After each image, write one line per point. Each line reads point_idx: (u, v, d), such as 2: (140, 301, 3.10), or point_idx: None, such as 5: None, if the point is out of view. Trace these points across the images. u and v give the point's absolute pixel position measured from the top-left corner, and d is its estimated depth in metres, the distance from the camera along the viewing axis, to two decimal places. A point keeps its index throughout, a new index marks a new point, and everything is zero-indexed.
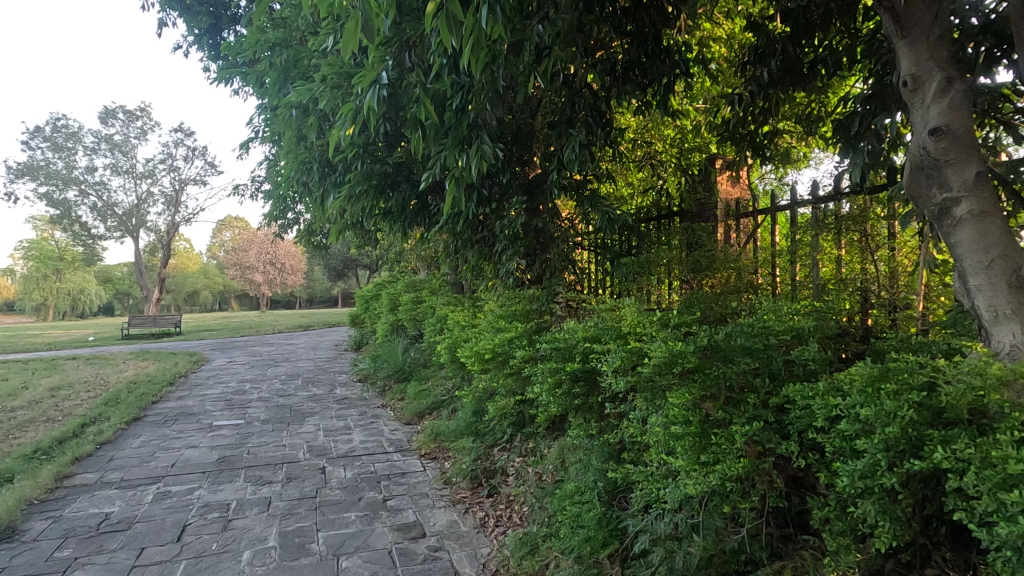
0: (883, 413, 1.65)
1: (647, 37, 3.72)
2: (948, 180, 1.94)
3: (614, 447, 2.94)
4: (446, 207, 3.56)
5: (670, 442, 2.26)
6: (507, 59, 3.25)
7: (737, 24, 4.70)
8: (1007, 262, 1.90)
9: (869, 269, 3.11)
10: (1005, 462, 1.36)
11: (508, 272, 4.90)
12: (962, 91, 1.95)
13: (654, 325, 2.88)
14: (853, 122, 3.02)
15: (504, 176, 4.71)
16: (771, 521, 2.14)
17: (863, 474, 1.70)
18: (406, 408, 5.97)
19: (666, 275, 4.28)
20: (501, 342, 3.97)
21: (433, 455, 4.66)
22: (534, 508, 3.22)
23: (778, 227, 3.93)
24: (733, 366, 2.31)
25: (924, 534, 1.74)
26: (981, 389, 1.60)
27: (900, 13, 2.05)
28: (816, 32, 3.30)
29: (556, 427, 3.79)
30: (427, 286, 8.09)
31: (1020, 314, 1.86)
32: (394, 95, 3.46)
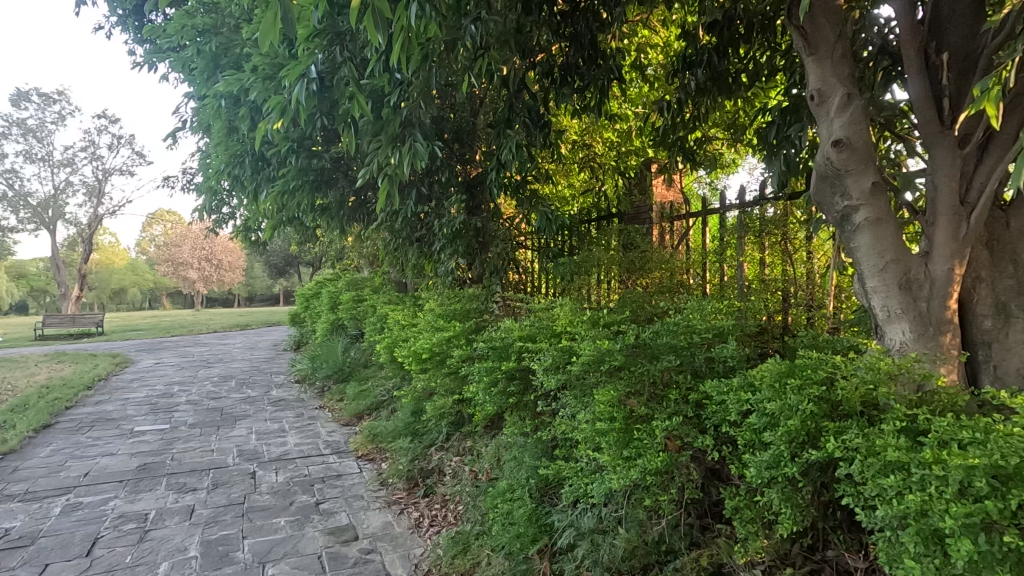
0: (787, 406, 1.77)
1: (583, 41, 3.77)
2: (848, 190, 2.08)
3: (547, 444, 2.99)
4: (380, 205, 3.50)
5: (596, 438, 2.33)
6: (442, 58, 3.23)
7: (673, 33, 4.84)
8: (899, 265, 2.05)
9: (788, 271, 3.29)
10: (886, 450, 1.48)
11: (448, 271, 4.88)
12: (861, 106, 2.09)
13: (586, 324, 2.96)
14: (771, 133, 3.20)
15: (444, 175, 4.69)
16: (690, 512, 2.25)
17: (769, 465, 1.80)
18: (345, 408, 5.85)
19: (604, 276, 4.41)
20: (438, 342, 3.95)
21: (370, 457, 4.59)
22: (468, 507, 3.23)
23: (708, 230, 4.10)
24: (658, 364, 2.40)
25: (823, 518, 1.88)
26: (873, 383, 1.74)
27: (808, 32, 2.17)
28: (741, 44, 3.43)
29: (493, 425, 3.81)
30: (369, 285, 7.94)
31: (909, 313, 2.03)
32: (326, 89, 3.38)
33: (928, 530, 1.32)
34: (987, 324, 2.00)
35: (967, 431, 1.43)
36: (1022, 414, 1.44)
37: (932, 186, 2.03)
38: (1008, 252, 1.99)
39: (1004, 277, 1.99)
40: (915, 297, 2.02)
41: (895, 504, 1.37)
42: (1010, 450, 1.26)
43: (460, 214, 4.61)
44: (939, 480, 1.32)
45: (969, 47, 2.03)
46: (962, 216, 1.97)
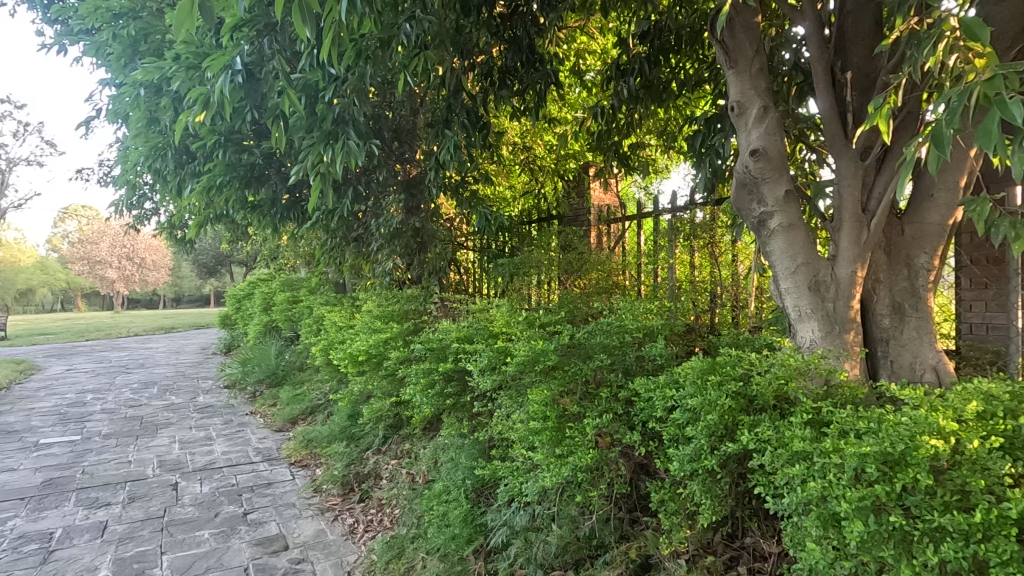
0: (707, 402, 1.85)
1: (522, 45, 3.80)
2: (764, 197, 2.21)
3: (484, 444, 3.00)
4: (313, 203, 3.40)
5: (530, 437, 2.38)
6: (377, 55, 3.17)
7: (610, 41, 4.96)
8: (809, 268, 2.20)
9: (715, 274, 3.44)
10: (794, 441, 1.58)
11: (385, 271, 4.80)
12: (775, 118, 2.22)
13: (521, 324, 3.00)
14: (697, 141, 3.35)
15: (382, 175, 4.61)
16: (620, 506, 2.32)
17: (691, 458, 1.87)
18: (277, 414, 5.64)
19: (545, 276, 4.56)
20: (375, 344, 3.89)
21: (304, 463, 4.43)
22: (404, 510, 3.19)
23: (642, 232, 4.23)
24: (591, 363, 2.47)
25: (740, 507, 1.99)
26: (785, 378, 1.86)
27: (728, 46, 2.29)
28: (671, 54, 3.56)
29: (432, 427, 3.78)
30: (305, 285, 7.69)
31: (817, 312, 2.18)
32: (254, 82, 3.24)
33: (827, 514, 1.42)
34: (885, 322, 2.18)
35: (864, 422, 1.54)
36: (910, 405, 1.57)
37: (837, 194, 2.18)
38: (903, 256, 2.17)
39: (899, 279, 2.17)
40: (823, 297, 2.17)
41: (800, 491, 1.47)
42: (897, 438, 1.36)
43: (398, 214, 4.55)
44: (837, 468, 1.42)
45: (869, 67, 2.20)
46: (864, 222, 2.13)
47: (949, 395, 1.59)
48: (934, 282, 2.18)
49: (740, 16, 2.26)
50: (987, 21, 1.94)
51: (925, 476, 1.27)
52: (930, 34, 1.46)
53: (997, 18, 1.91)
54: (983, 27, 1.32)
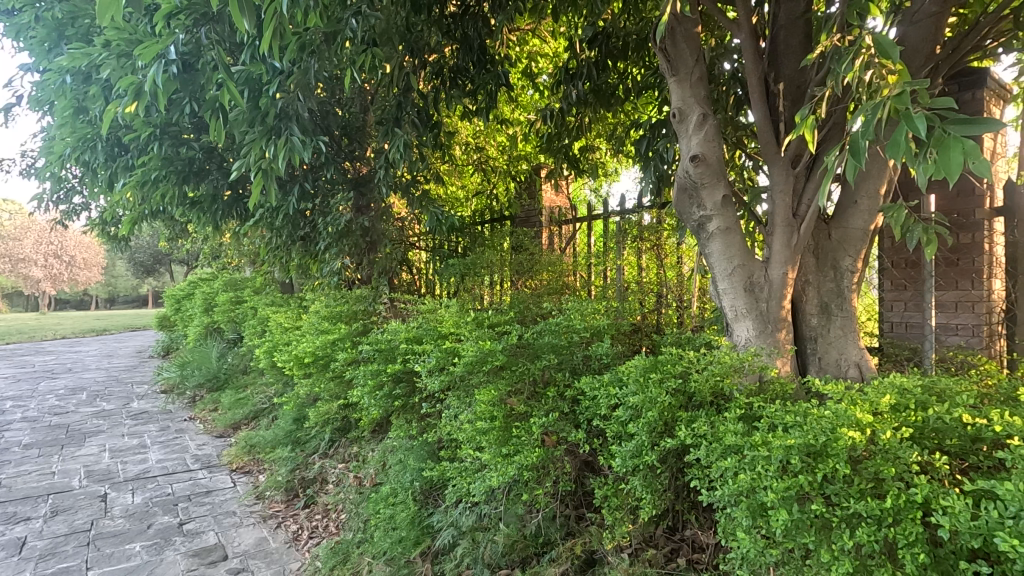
0: (649, 399, 1.90)
1: (473, 45, 3.81)
2: (703, 201, 2.30)
3: (432, 445, 2.97)
4: (255, 201, 3.29)
5: (476, 438, 2.39)
6: (322, 49, 3.09)
7: (561, 45, 5.03)
8: (744, 269, 2.30)
9: (662, 275, 3.54)
10: (728, 436, 1.65)
11: (334, 271, 4.70)
12: (714, 125, 2.31)
13: (470, 325, 3.01)
14: (643, 146, 3.44)
15: (329, 172, 4.50)
16: (566, 503, 2.36)
17: (633, 455, 1.92)
18: (219, 418, 5.42)
19: (498, 276, 4.60)
20: (321, 346, 3.80)
21: (246, 469, 4.28)
22: (351, 514, 3.14)
23: (593, 234, 4.31)
24: (538, 363, 2.50)
25: (679, 502, 2.05)
26: (721, 375, 1.94)
27: (670, 55, 2.36)
28: (618, 60, 3.64)
29: (381, 430, 3.73)
30: (249, 285, 7.43)
31: (752, 312, 2.28)
32: (191, 72, 3.09)
33: (756, 504, 1.49)
34: (813, 321, 2.30)
35: (791, 415, 1.62)
36: (832, 399, 1.66)
37: (771, 200, 2.29)
38: (830, 259, 2.30)
39: (827, 280, 2.30)
40: (757, 298, 2.28)
41: (732, 483, 1.54)
42: (820, 431, 1.44)
43: (345, 213, 4.46)
44: (765, 460, 1.49)
45: (799, 80, 2.31)
46: (794, 227, 2.25)
47: (868, 389, 1.70)
48: (858, 283, 2.31)
49: (681, 26, 2.34)
50: (904, 39, 2.08)
51: (843, 466, 1.35)
52: (848, 50, 1.55)
53: (912, 37, 2.05)
54: (895, 46, 1.42)
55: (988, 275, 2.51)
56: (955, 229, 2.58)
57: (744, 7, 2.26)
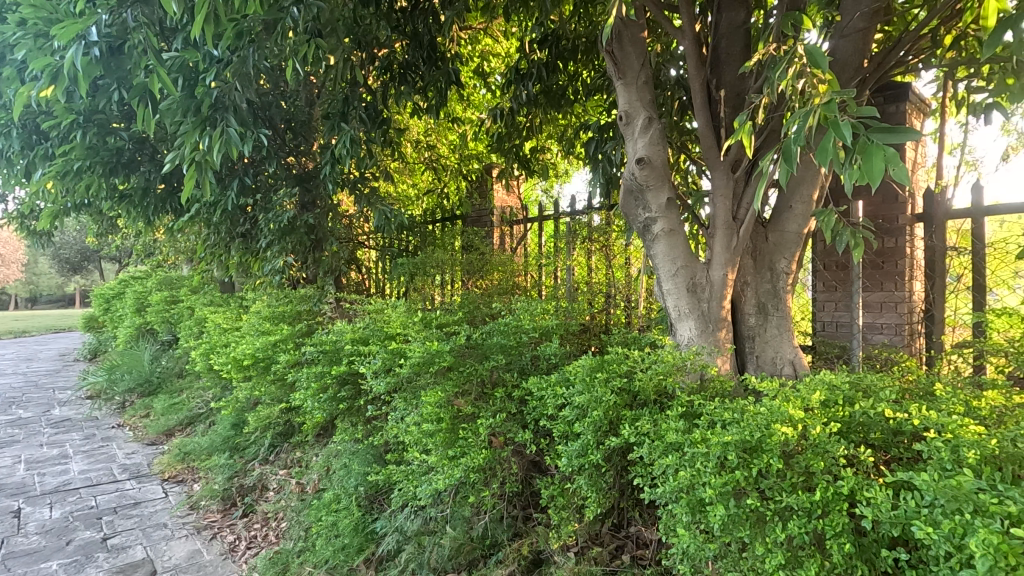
0: (595, 398, 1.92)
1: (422, 42, 3.75)
2: (648, 203, 2.35)
3: (378, 449, 2.90)
4: (189, 195, 3.12)
5: (423, 440, 2.35)
6: (262, 39, 2.96)
7: (512, 45, 5.04)
8: (687, 270, 2.37)
9: (610, 275, 3.58)
10: (670, 433, 1.68)
11: (276, 270, 4.53)
12: (659, 129, 2.35)
13: (418, 325, 2.96)
14: (591, 148, 3.48)
15: (271, 167, 4.33)
16: (514, 504, 2.36)
17: (578, 454, 1.93)
18: (150, 425, 5.12)
19: (449, 276, 4.56)
20: (262, 347, 3.64)
21: (179, 478, 4.06)
22: (292, 522, 3.02)
23: (543, 234, 4.34)
24: (486, 363, 2.49)
25: (622, 500, 2.08)
26: (663, 374, 1.98)
27: (617, 58, 2.39)
28: (568, 62, 3.67)
29: (325, 434, 3.62)
30: (186, 284, 7.06)
31: (695, 312, 2.35)
32: (116, 57, 2.89)
33: (695, 500, 1.53)
34: (751, 321, 2.39)
35: (729, 412, 1.67)
36: (768, 396, 1.72)
37: (713, 203, 2.36)
38: (767, 261, 2.39)
39: (764, 281, 2.39)
40: (699, 298, 2.34)
41: (672, 480, 1.56)
42: (755, 427, 1.49)
43: (289, 209, 4.30)
44: (704, 457, 1.52)
45: (739, 87, 2.39)
46: (734, 229, 2.32)
47: (800, 386, 1.77)
48: (792, 285, 2.41)
49: (628, 30, 2.37)
50: (835, 52, 2.18)
51: (776, 461, 1.39)
52: (781, 60, 1.61)
53: (842, 51, 2.16)
54: (825, 57, 1.48)
55: (910, 277, 2.68)
56: (880, 233, 2.74)
57: (688, 14, 2.31)
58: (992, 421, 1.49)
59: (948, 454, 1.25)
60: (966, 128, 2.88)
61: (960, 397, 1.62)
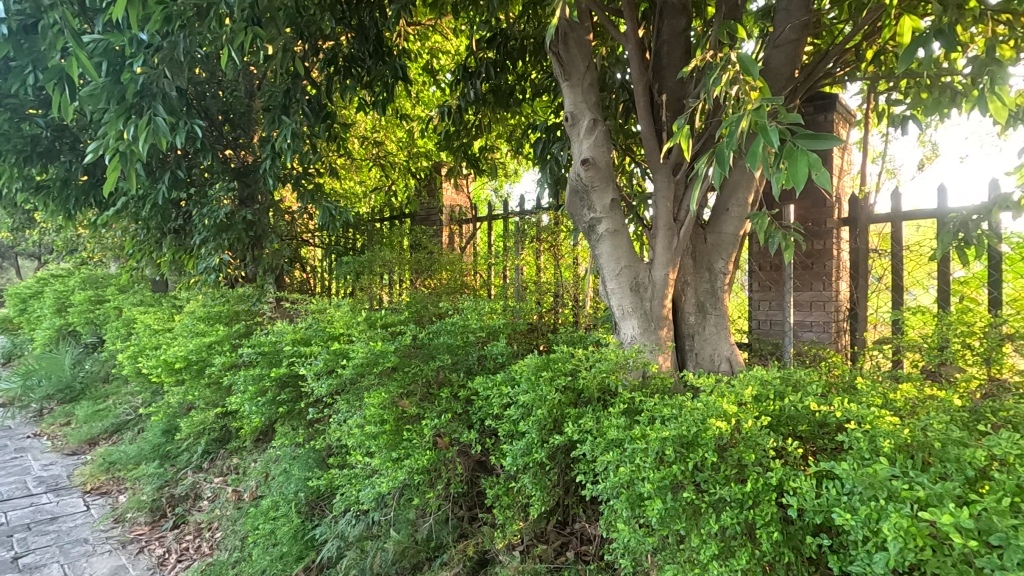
0: (540, 397, 1.93)
1: (368, 35, 3.67)
2: (593, 204, 2.38)
3: (320, 453, 2.80)
4: (112, 187, 2.92)
5: (366, 443, 2.29)
6: (195, 24, 2.81)
7: (462, 43, 5.01)
8: (630, 270, 2.41)
9: (558, 275, 3.61)
10: (611, 430, 1.71)
11: (212, 268, 4.32)
12: (604, 131, 2.39)
13: (362, 325, 2.89)
14: (539, 148, 3.50)
15: (206, 159, 4.12)
16: (460, 505, 2.34)
17: (523, 453, 1.94)
18: (71, 434, 4.77)
19: (396, 276, 4.49)
20: (195, 349, 3.46)
21: (103, 490, 3.80)
22: (227, 532, 2.89)
23: (492, 233, 4.33)
24: (432, 363, 2.45)
25: (566, 497, 2.10)
26: (607, 372, 2.00)
27: (563, 60, 2.41)
28: (516, 61, 3.68)
29: (264, 439, 3.47)
30: (113, 283, 6.63)
31: (638, 311, 2.40)
32: (28, 37, 2.68)
33: (634, 495, 1.56)
34: (691, 319, 2.46)
35: (668, 408, 1.71)
36: (704, 391, 1.77)
37: (655, 205, 2.42)
38: (706, 261, 2.47)
39: (703, 281, 2.47)
40: (642, 297, 2.40)
41: (613, 476, 1.59)
42: (692, 422, 1.53)
43: (225, 205, 4.11)
44: (643, 453, 1.55)
45: (679, 92, 2.46)
46: (675, 230, 2.38)
47: (734, 381, 1.84)
48: (729, 284, 2.50)
49: (573, 32, 2.39)
50: (767, 61, 2.28)
51: (711, 454, 1.44)
52: (716, 66, 1.66)
53: (775, 61, 2.26)
54: (755, 64, 1.53)
55: (836, 278, 2.84)
56: (810, 236, 2.88)
57: (631, 19, 2.36)
58: (905, 412, 1.59)
59: (866, 444, 1.32)
60: (886, 137, 3.08)
61: (878, 390, 1.72)
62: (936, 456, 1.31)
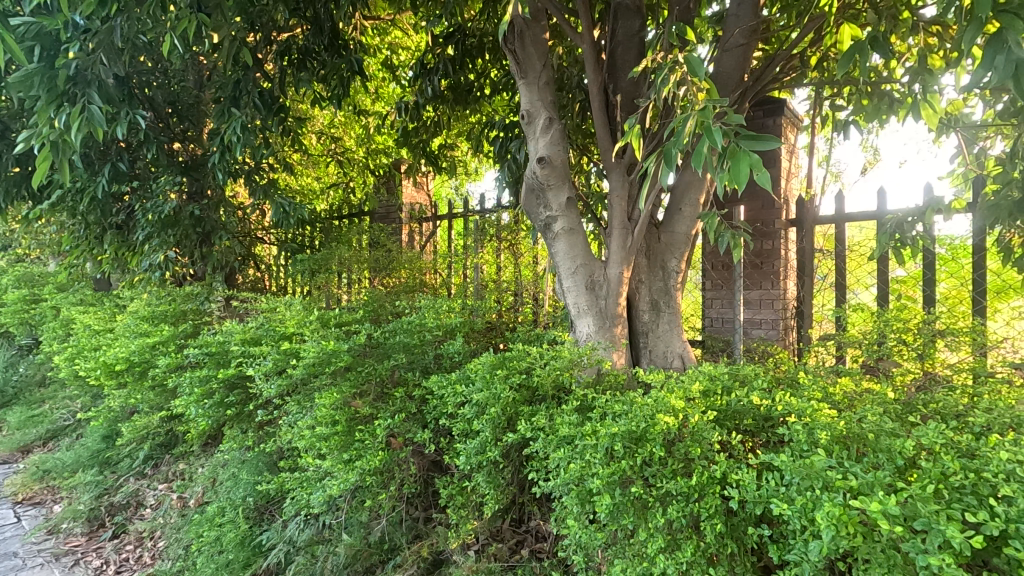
0: (494, 395, 1.92)
1: (323, 28, 3.59)
2: (549, 202, 2.39)
3: (271, 456, 2.72)
4: (43, 178, 2.76)
5: (316, 444, 2.23)
6: (134, 10, 2.68)
7: (422, 39, 4.96)
8: (586, 268, 2.43)
9: (518, 273, 3.60)
10: (564, 427, 1.72)
11: (157, 266, 4.14)
12: (559, 129, 2.40)
13: (315, 324, 2.82)
14: (498, 146, 3.49)
15: (150, 152, 3.94)
16: (414, 506, 2.31)
17: (477, 452, 1.93)
18: (1, 442, 4.49)
19: (354, 274, 4.41)
20: (138, 350, 3.30)
21: (36, 500, 3.61)
22: (170, 541, 2.78)
23: (452, 232, 4.30)
24: (387, 363, 2.41)
25: (520, 496, 2.09)
26: (561, 370, 2.00)
27: (519, 57, 2.41)
28: (476, 58, 3.66)
29: (212, 443, 3.35)
30: (51, 280, 6.28)
31: (593, 309, 2.42)
32: None
33: (584, 491, 1.57)
34: (645, 317, 2.50)
35: (619, 404, 1.72)
36: (655, 387, 1.80)
37: (610, 204, 2.44)
38: (659, 260, 2.51)
39: (656, 279, 2.50)
40: (597, 295, 2.42)
41: (564, 472, 1.59)
42: (641, 418, 1.55)
43: (171, 199, 3.95)
44: (593, 449, 1.57)
45: (633, 93, 2.49)
46: (629, 229, 2.41)
47: (684, 377, 1.87)
48: (682, 283, 2.55)
49: (529, 30, 2.39)
50: (718, 64, 2.33)
51: (658, 449, 1.46)
52: (665, 66, 1.69)
53: (725, 64, 2.31)
54: (701, 65, 1.56)
55: (784, 276, 2.93)
56: (760, 236, 2.97)
57: (587, 19, 2.37)
58: (844, 405, 1.66)
59: (805, 436, 1.37)
60: (832, 142, 3.20)
61: (819, 384, 1.79)
62: (870, 447, 1.36)
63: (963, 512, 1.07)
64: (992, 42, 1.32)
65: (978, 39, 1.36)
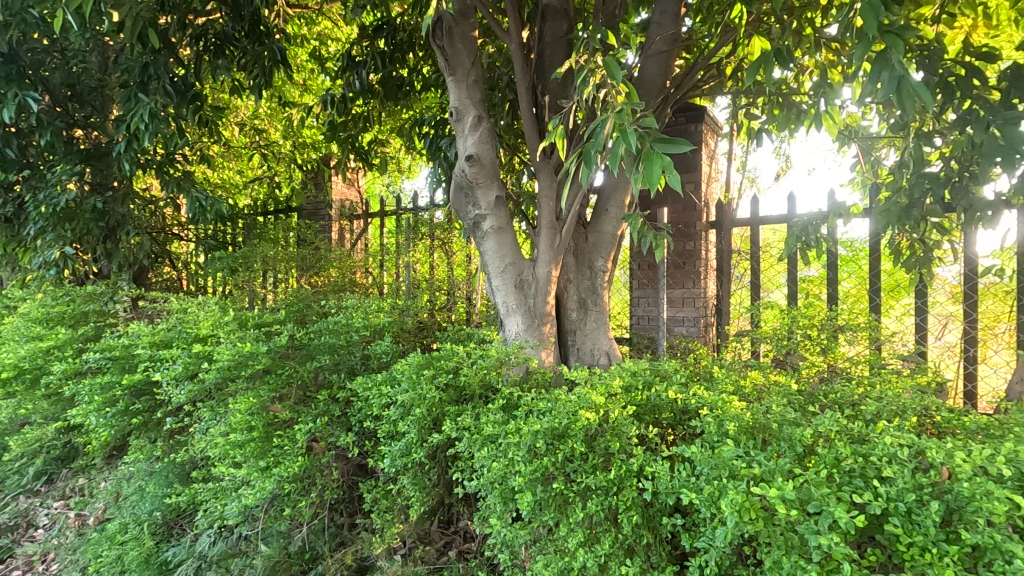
0: (420, 396, 1.89)
1: (242, 13, 3.40)
2: (478, 201, 2.38)
3: (182, 466, 2.54)
4: None
5: (230, 452, 2.11)
6: None
7: (352, 31, 4.81)
8: (515, 267, 2.44)
9: (451, 272, 3.57)
10: (489, 426, 1.71)
11: (53, 263, 3.79)
12: (488, 128, 2.39)
13: (232, 325, 2.67)
14: (429, 143, 3.44)
15: (43, 138, 3.59)
16: (338, 513, 2.24)
17: (402, 454, 1.89)
18: None
19: (280, 273, 4.23)
20: (28, 356, 3.00)
21: None
22: (65, 563, 2.55)
23: (384, 230, 4.20)
24: (310, 364, 2.32)
25: (448, 498, 2.06)
26: (488, 370, 2.00)
27: (448, 54, 2.38)
28: (407, 52, 3.59)
29: (117, 455, 3.10)
30: None
31: (521, 308, 2.43)
32: None
33: (507, 489, 1.58)
34: (573, 316, 2.54)
35: (544, 401, 1.74)
36: (579, 385, 1.82)
37: (538, 204, 2.46)
38: (586, 260, 2.55)
39: (584, 279, 2.55)
40: (525, 294, 2.43)
41: (489, 471, 1.59)
42: (563, 415, 1.56)
43: (69, 190, 3.62)
44: (517, 447, 1.57)
45: (561, 94, 2.52)
46: (557, 229, 2.44)
47: (607, 373, 1.91)
48: (609, 282, 2.61)
49: (458, 27, 2.37)
50: (641, 70, 2.40)
51: (579, 445, 1.48)
52: (587, 68, 1.71)
53: (647, 70, 2.38)
54: (619, 68, 1.59)
55: (704, 276, 3.06)
56: (682, 237, 3.09)
57: (515, 19, 2.37)
58: (753, 396, 1.75)
59: (715, 428, 1.44)
60: (748, 148, 3.38)
61: (732, 378, 1.88)
62: (773, 435, 1.44)
63: (851, 493, 1.15)
64: (878, 60, 1.42)
65: (867, 57, 1.47)
